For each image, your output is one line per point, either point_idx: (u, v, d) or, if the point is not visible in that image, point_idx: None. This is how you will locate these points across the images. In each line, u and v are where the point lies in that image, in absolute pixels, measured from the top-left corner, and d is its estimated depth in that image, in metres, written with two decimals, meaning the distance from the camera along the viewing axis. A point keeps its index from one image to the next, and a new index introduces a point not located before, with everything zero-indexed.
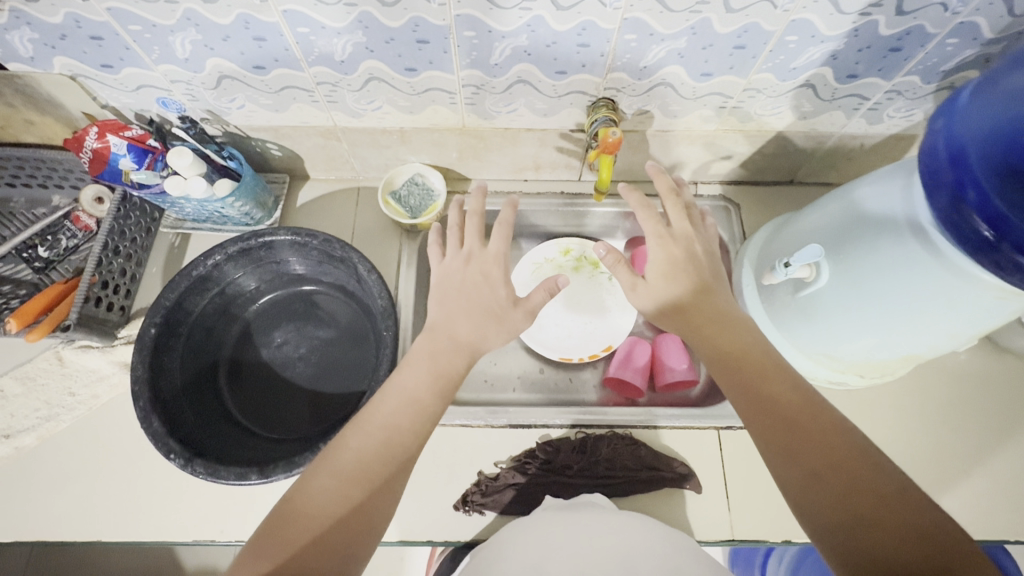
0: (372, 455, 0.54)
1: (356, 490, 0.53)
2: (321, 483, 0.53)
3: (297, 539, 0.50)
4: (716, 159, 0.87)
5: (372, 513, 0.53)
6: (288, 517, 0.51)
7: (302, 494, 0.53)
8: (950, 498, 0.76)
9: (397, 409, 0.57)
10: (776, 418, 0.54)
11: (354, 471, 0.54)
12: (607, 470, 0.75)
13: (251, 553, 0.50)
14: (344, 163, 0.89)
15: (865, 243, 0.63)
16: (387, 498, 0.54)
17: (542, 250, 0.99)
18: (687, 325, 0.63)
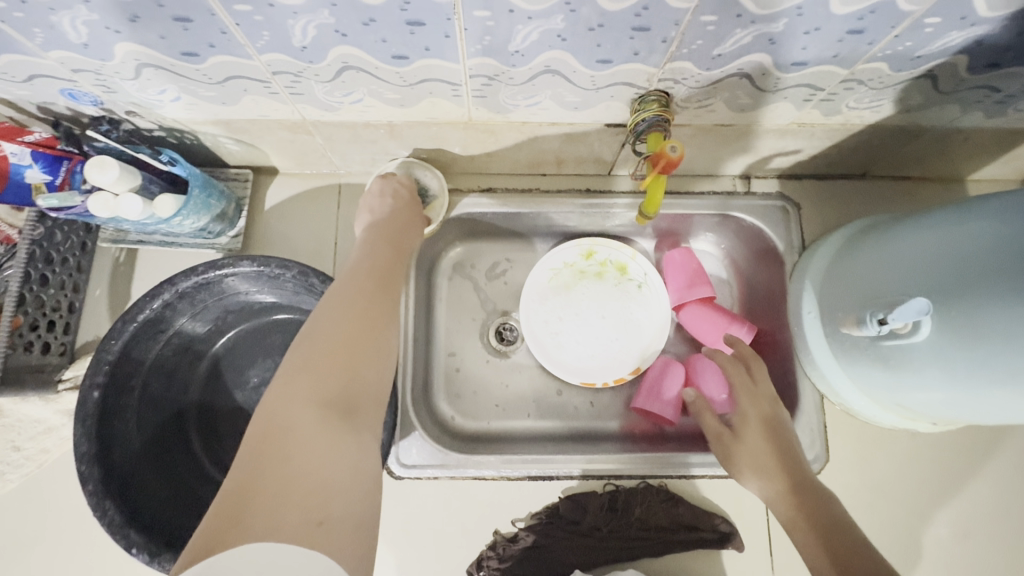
0: (362, 300, 0.50)
1: (360, 329, 0.47)
2: (322, 321, 0.47)
3: (327, 383, 0.43)
4: (780, 153, 0.71)
5: (381, 345, 0.48)
6: (301, 363, 0.44)
7: (306, 337, 0.46)
8: (1008, 549, 0.69)
9: (363, 271, 0.54)
10: (816, 529, 0.54)
11: (353, 313, 0.48)
12: (640, 531, 0.66)
13: (271, 410, 0.41)
14: (319, 157, 0.71)
15: (986, 301, 0.49)
16: (390, 323, 0.50)
17: (560, 253, 0.84)
18: (748, 448, 0.63)
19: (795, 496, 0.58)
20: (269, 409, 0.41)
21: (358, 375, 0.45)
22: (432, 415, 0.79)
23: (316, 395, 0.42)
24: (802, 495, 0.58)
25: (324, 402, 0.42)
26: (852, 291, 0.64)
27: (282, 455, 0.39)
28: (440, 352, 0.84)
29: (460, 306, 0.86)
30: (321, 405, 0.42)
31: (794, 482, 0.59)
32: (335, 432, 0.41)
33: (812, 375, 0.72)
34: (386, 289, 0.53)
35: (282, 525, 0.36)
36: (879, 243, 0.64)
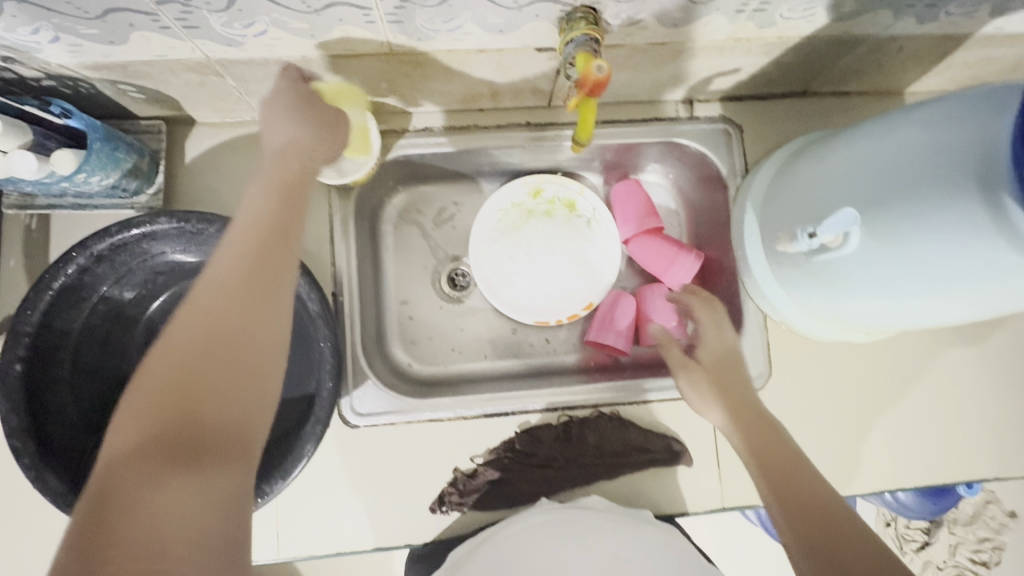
0: (222, 301, 0.42)
1: (211, 355, 0.41)
2: (174, 341, 0.41)
3: (167, 419, 0.39)
4: (719, 73, 0.69)
5: (251, 366, 0.42)
6: (138, 410, 0.39)
7: (150, 367, 0.41)
8: (934, 443, 0.75)
9: (230, 267, 0.44)
10: (788, 491, 0.54)
11: (207, 321, 0.42)
12: (593, 457, 0.69)
13: (114, 465, 0.37)
14: (237, 102, 0.66)
15: (907, 210, 0.50)
16: (265, 334, 0.43)
17: (506, 193, 0.83)
18: (714, 397, 0.65)
19: (766, 453, 0.58)
20: (110, 465, 0.37)
21: (227, 409, 0.40)
22: (387, 365, 0.79)
23: (158, 440, 0.38)
24: (773, 449, 0.58)
25: (166, 445, 0.38)
26: (788, 210, 0.65)
27: (118, 496, 0.36)
28: (392, 302, 0.83)
29: (408, 254, 0.84)
30: (169, 446, 0.38)
31: (764, 438, 0.59)
32: (178, 482, 0.37)
33: (755, 296, 0.74)
34: (266, 277, 0.44)
35: (147, 556, 0.34)
36: (815, 158, 0.64)
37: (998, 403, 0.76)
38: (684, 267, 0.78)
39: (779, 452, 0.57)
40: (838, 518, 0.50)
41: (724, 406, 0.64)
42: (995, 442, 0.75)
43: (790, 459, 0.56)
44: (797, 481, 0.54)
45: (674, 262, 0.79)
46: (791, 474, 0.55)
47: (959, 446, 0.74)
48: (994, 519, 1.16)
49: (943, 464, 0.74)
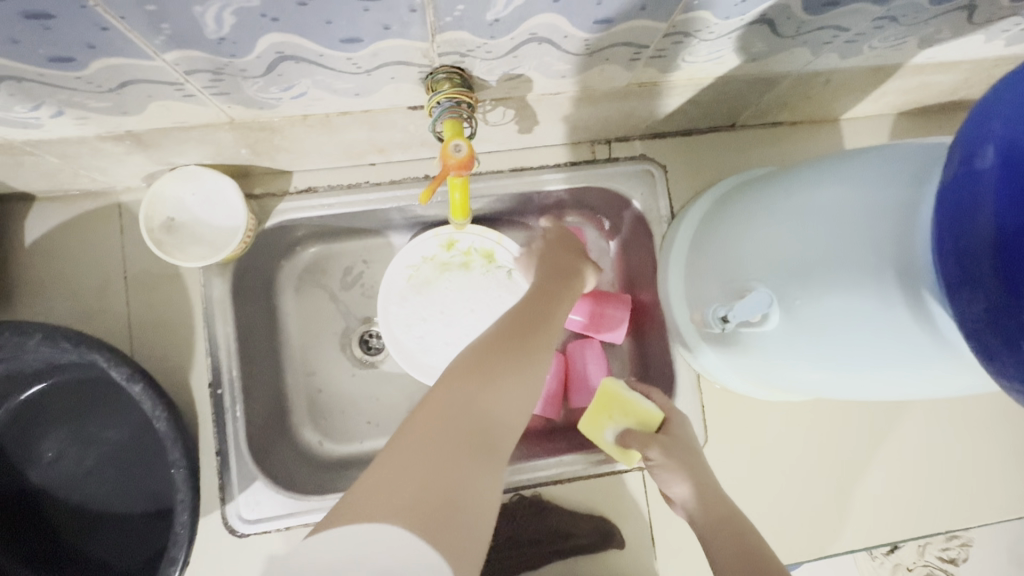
0: (498, 391, 0.43)
1: (468, 437, 0.39)
2: (448, 404, 0.41)
3: (439, 500, 0.36)
4: (632, 115, 0.62)
5: (493, 424, 0.42)
6: (409, 463, 0.37)
7: (427, 413, 0.40)
8: (890, 501, 0.68)
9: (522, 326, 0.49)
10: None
11: (481, 396, 0.42)
12: (509, 546, 0.62)
13: (372, 491, 0.36)
14: (76, 177, 0.57)
15: (823, 285, 0.45)
16: (535, 377, 0.46)
17: (416, 248, 0.75)
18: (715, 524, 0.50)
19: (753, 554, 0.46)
20: (390, 502, 0.35)
21: (483, 475, 0.39)
22: (290, 448, 0.71)
23: (433, 507, 0.36)
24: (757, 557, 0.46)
25: (428, 519, 0.35)
26: (707, 272, 0.59)
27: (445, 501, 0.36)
28: (296, 375, 0.75)
29: (314, 318, 0.76)
30: (424, 522, 0.35)
31: (744, 542, 0.48)
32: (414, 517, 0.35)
33: (684, 357, 0.68)
34: (535, 357, 0.48)
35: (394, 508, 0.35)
36: (735, 213, 0.59)
37: (955, 451, 0.70)
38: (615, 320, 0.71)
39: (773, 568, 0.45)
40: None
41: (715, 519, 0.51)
42: (952, 493, 0.69)
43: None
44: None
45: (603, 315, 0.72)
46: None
47: (915, 503, 0.68)
48: None
49: (902, 524, 0.68)
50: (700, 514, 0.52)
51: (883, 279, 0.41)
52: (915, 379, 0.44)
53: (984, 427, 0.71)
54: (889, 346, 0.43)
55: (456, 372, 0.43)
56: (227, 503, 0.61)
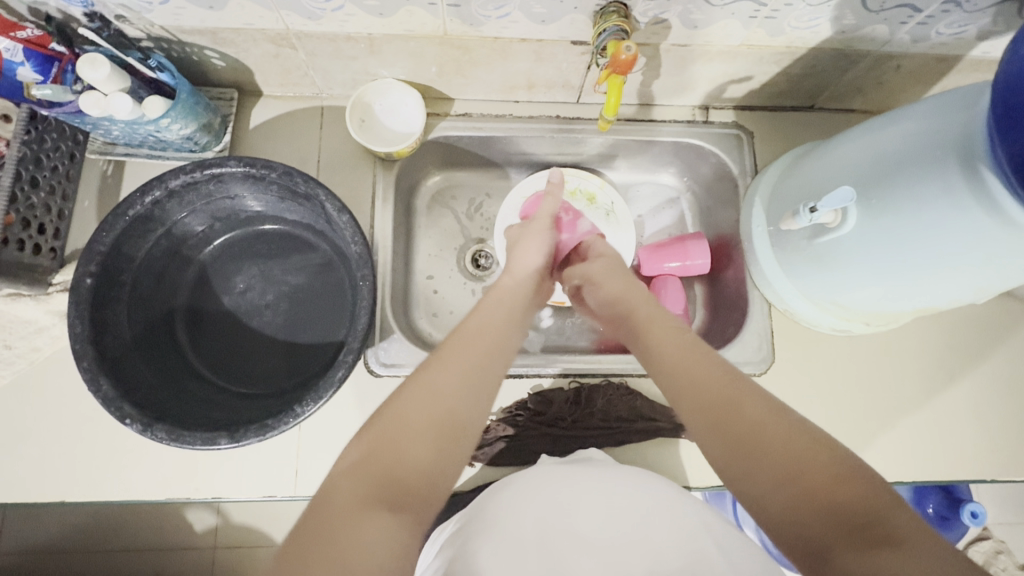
0: (457, 387, 0.50)
1: (437, 424, 0.47)
2: (406, 399, 0.48)
3: (379, 478, 0.43)
4: (733, 79, 0.77)
5: (464, 418, 0.49)
6: (375, 452, 0.44)
7: (392, 408, 0.47)
8: (932, 440, 0.77)
9: (494, 335, 0.57)
10: (829, 506, 0.42)
11: (441, 393, 0.49)
12: (600, 420, 0.72)
13: (340, 480, 0.43)
14: (302, 76, 0.75)
15: (897, 188, 0.56)
16: (495, 378, 0.53)
17: (533, 182, 0.89)
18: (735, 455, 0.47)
19: (797, 461, 0.44)
20: (343, 473, 0.43)
21: (440, 457, 0.46)
22: (410, 330, 0.82)
23: (373, 478, 0.43)
24: (800, 470, 0.44)
25: (379, 494, 0.42)
26: (792, 202, 0.70)
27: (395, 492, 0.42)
28: (418, 275, 0.87)
29: (439, 231, 0.91)
30: (377, 499, 0.42)
31: (782, 458, 0.45)
32: (372, 522, 0.40)
33: (759, 287, 0.79)
34: (496, 357, 0.55)
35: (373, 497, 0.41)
36: (816, 154, 0.71)
37: (996, 405, 0.79)
38: (696, 252, 0.85)
39: (820, 464, 0.44)
40: (906, 547, 0.37)
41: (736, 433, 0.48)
42: (990, 441, 0.78)
43: (839, 469, 0.43)
44: (830, 493, 0.42)
45: (687, 251, 0.85)
46: (840, 484, 0.42)
47: (955, 444, 0.77)
48: (1005, 571, 1.22)
49: (943, 461, 0.77)
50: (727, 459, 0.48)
51: (948, 173, 0.51)
52: (975, 266, 0.54)
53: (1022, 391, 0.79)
54: (954, 234, 0.53)
55: (421, 372, 0.51)
56: (370, 351, 0.73)
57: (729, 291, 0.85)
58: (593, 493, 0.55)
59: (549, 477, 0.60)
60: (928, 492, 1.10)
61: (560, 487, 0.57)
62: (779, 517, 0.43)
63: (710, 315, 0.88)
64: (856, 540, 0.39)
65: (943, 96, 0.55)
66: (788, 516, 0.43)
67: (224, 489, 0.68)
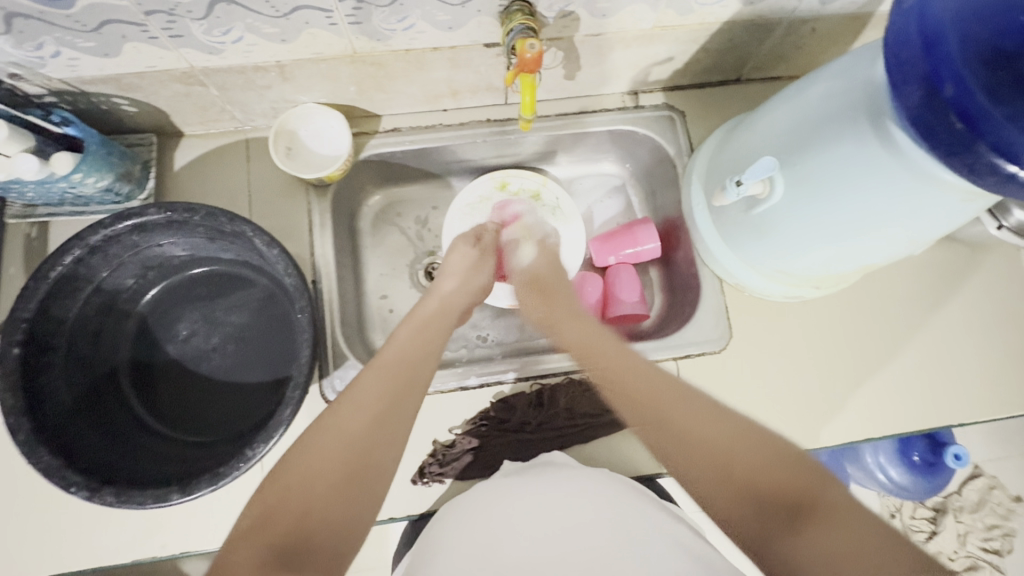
0: (369, 432, 0.51)
1: (343, 485, 0.48)
2: (315, 451, 0.49)
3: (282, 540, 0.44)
4: (655, 61, 0.77)
5: (367, 475, 0.49)
6: (279, 510, 0.46)
7: (299, 462, 0.48)
8: (896, 393, 0.78)
9: (405, 367, 0.58)
10: (768, 487, 0.44)
11: (346, 448, 0.50)
12: (565, 420, 0.72)
13: (241, 545, 0.44)
14: (220, 111, 0.73)
15: (815, 154, 0.56)
16: (401, 421, 0.54)
17: (474, 188, 0.88)
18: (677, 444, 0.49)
19: (735, 449, 0.47)
20: (246, 540, 0.44)
21: (343, 514, 0.47)
22: (368, 353, 0.80)
23: (276, 541, 0.44)
24: (745, 469, 0.46)
25: (279, 556, 0.43)
26: (724, 177, 0.70)
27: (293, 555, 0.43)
28: (372, 296, 0.86)
29: (387, 248, 0.90)
30: (276, 561, 0.42)
31: (715, 448, 0.47)
32: None
33: (708, 264, 0.79)
34: (404, 400, 0.55)
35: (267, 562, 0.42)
36: (742, 126, 0.71)
37: (955, 350, 0.80)
38: (645, 238, 0.84)
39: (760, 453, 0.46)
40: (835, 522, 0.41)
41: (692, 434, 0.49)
42: (954, 387, 0.78)
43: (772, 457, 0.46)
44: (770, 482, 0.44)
45: (637, 238, 0.85)
46: (777, 469, 0.45)
47: (918, 394, 0.78)
48: (1000, 505, 1.24)
49: (909, 411, 0.78)
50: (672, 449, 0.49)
51: (862, 133, 0.52)
52: (903, 222, 0.55)
53: (978, 332, 0.80)
54: (878, 192, 0.53)
55: (331, 414, 0.52)
56: (324, 380, 0.72)
57: (681, 271, 0.85)
58: (541, 503, 0.56)
59: (517, 488, 0.59)
60: (912, 441, 1.11)
61: (512, 499, 0.57)
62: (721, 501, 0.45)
63: (668, 297, 0.88)
64: (790, 523, 0.42)
65: (850, 55, 0.56)
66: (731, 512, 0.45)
67: (189, 543, 0.66)
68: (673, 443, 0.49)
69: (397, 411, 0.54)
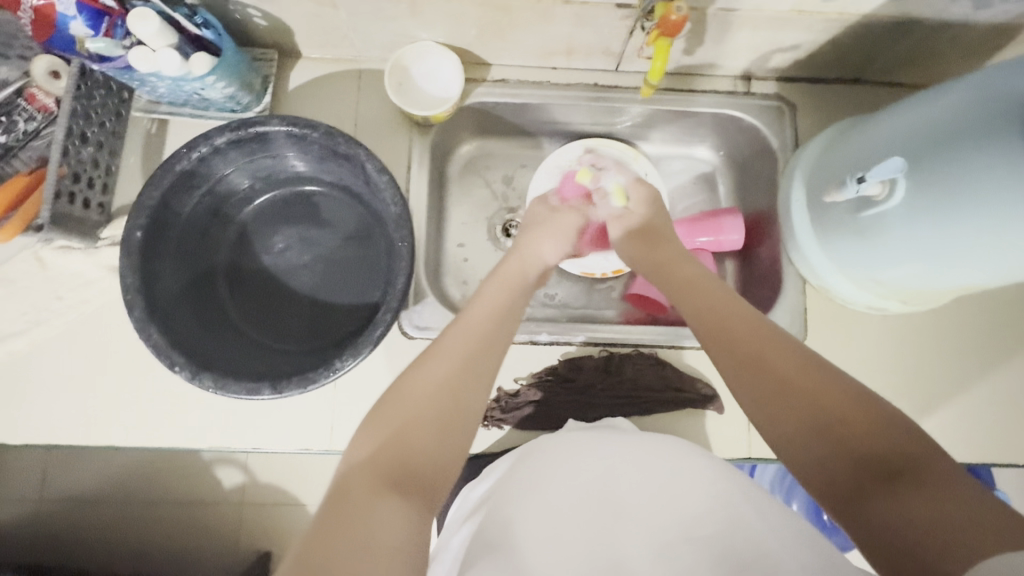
0: (459, 371, 0.53)
1: (441, 421, 0.50)
2: (412, 385, 0.51)
3: (390, 467, 0.46)
4: (779, 47, 0.75)
5: (461, 415, 0.51)
6: (385, 441, 0.47)
7: (398, 398, 0.50)
8: (961, 422, 0.77)
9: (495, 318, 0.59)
10: (871, 456, 0.43)
11: (439, 386, 0.51)
12: (628, 390, 0.73)
13: (349, 469, 0.46)
14: (342, 37, 0.75)
15: (948, 163, 0.55)
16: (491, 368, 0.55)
17: (566, 151, 0.88)
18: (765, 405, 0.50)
19: (835, 414, 0.46)
20: (354, 464, 0.46)
21: (443, 446, 0.49)
22: (441, 296, 0.83)
23: (381, 467, 0.45)
24: (843, 432, 0.45)
25: (388, 479, 0.45)
26: (838, 174, 0.69)
27: (396, 480, 0.45)
28: (450, 242, 0.88)
29: (470, 198, 0.91)
30: (385, 484, 0.44)
31: (813, 415, 0.47)
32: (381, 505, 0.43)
33: (795, 263, 0.78)
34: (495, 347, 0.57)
35: (374, 486, 0.44)
36: (864, 126, 0.69)
37: None
38: (730, 228, 0.84)
39: (861, 423, 0.45)
40: (945, 494, 0.39)
41: (785, 396, 0.49)
42: (1023, 425, 0.77)
43: (881, 430, 0.44)
44: (869, 442, 0.44)
45: (722, 226, 0.84)
46: (883, 439, 0.44)
47: (986, 427, 0.76)
48: None
49: (971, 443, 0.76)
50: (767, 413, 0.50)
51: (1008, 149, 0.50)
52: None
53: None
54: (1010, 214, 0.51)
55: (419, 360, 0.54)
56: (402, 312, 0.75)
57: (760, 267, 0.84)
58: (613, 464, 0.56)
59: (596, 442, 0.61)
60: None
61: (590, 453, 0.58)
62: (817, 468, 0.46)
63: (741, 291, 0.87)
64: (891, 488, 0.41)
65: (1009, 64, 0.54)
66: (824, 470, 0.45)
67: (262, 440, 0.71)
68: (771, 399, 0.49)
69: (491, 361, 0.55)
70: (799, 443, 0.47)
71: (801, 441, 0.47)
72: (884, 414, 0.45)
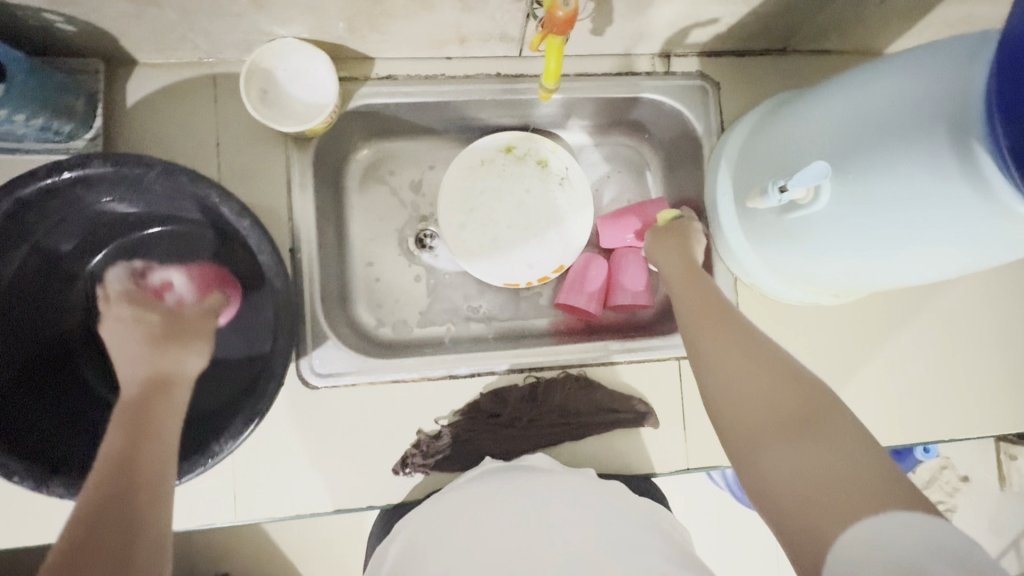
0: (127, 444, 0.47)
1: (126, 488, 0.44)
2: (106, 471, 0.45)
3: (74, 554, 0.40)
4: (696, 21, 0.66)
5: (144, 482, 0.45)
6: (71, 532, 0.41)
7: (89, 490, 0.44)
8: (896, 405, 0.75)
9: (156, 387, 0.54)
10: (792, 410, 0.43)
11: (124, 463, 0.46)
12: (558, 417, 0.69)
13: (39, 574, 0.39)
14: (180, 38, 0.61)
15: (875, 166, 0.49)
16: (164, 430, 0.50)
17: (476, 150, 0.79)
18: (718, 360, 0.49)
19: (771, 379, 0.45)
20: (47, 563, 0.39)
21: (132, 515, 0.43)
22: (350, 328, 0.74)
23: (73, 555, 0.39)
24: (773, 393, 0.44)
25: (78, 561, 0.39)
26: (762, 170, 0.63)
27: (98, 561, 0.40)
28: (357, 264, 0.78)
29: (375, 210, 0.80)
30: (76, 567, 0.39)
31: (748, 374, 0.46)
32: None
33: (726, 260, 0.74)
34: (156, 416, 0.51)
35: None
36: (788, 113, 0.62)
37: (963, 365, 0.77)
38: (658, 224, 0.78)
39: (794, 391, 0.44)
40: (841, 448, 0.39)
41: (729, 356, 0.48)
42: (955, 402, 0.76)
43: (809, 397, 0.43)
44: (785, 401, 0.43)
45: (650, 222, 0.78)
46: (808, 401, 0.43)
47: (920, 408, 0.75)
48: None
49: (906, 424, 0.75)
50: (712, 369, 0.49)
51: (940, 150, 0.45)
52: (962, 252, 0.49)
53: (989, 347, 0.77)
54: (943, 220, 0.47)
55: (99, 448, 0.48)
56: (301, 358, 0.66)
57: None
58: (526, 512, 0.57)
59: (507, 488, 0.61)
60: None
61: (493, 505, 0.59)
62: (738, 418, 0.45)
63: None
64: (797, 435, 0.41)
65: (936, 48, 0.48)
66: (742, 416, 0.45)
67: None
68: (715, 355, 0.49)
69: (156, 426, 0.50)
70: (729, 395, 0.46)
71: (727, 389, 0.47)
72: (810, 384, 0.44)
